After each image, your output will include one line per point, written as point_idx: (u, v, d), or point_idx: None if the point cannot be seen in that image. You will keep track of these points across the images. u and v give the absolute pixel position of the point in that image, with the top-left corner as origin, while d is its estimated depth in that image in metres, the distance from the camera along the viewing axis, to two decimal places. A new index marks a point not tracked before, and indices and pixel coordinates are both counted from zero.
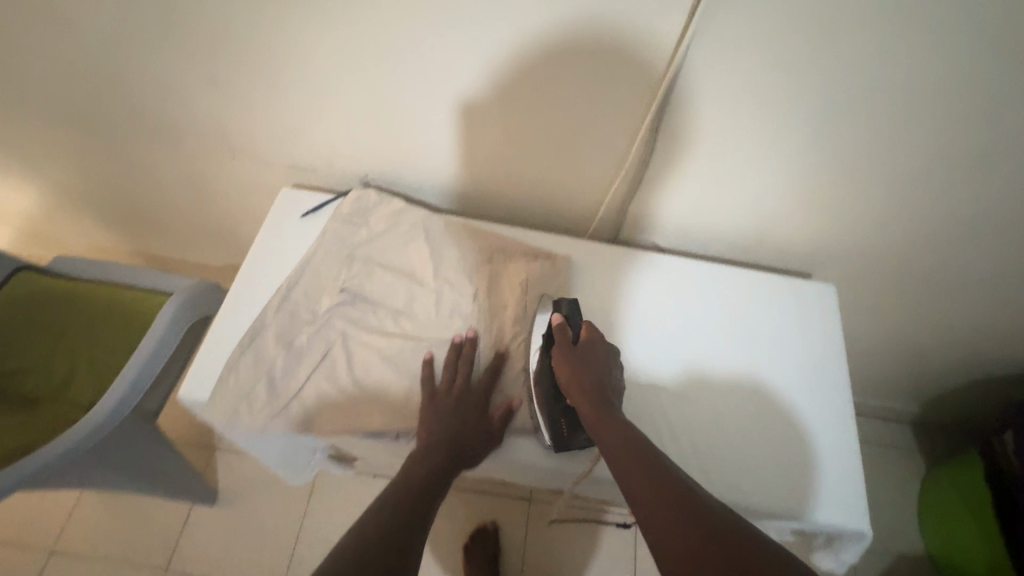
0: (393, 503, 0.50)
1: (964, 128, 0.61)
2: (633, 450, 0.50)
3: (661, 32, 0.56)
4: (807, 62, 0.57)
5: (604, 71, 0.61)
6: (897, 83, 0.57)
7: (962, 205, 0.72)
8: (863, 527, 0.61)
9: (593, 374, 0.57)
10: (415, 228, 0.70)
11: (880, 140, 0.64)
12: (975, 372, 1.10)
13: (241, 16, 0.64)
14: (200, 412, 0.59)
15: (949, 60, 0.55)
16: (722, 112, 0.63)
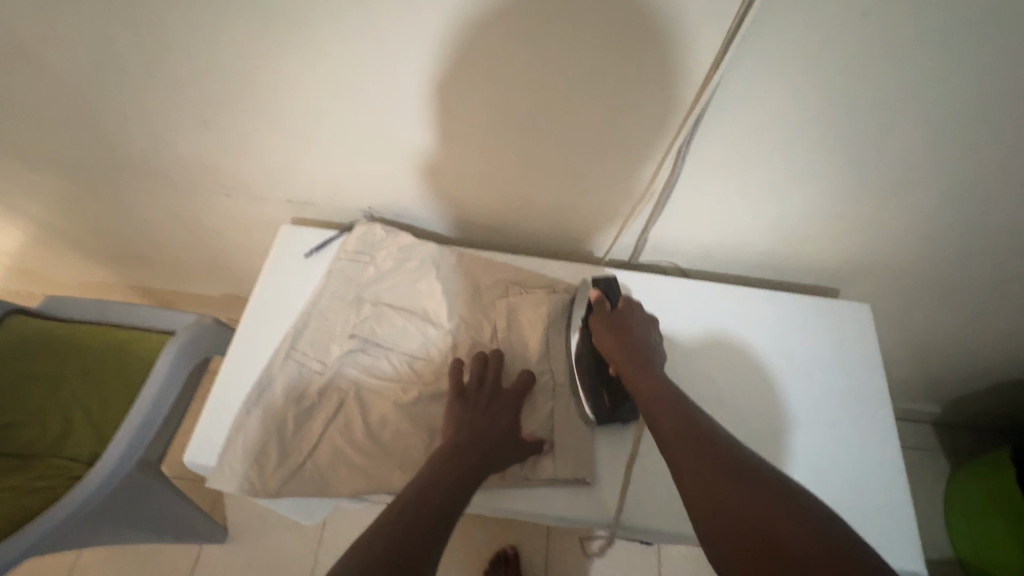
0: (421, 493, 0.48)
1: (1009, 146, 0.58)
2: (666, 399, 0.51)
3: (688, 55, 0.52)
4: (846, 80, 0.53)
5: (626, 95, 0.58)
6: (945, 100, 0.53)
7: (999, 220, 0.68)
8: (919, 569, 0.57)
9: (633, 338, 0.58)
10: (426, 264, 0.66)
11: (920, 157, 0.60)
12: (1000, 376, 1.08)
13: (234, 52, 0.60)
14: (206, 479, 0.55)
15: (1001, 78, 0.51)
16: (752, 132, 0.59)
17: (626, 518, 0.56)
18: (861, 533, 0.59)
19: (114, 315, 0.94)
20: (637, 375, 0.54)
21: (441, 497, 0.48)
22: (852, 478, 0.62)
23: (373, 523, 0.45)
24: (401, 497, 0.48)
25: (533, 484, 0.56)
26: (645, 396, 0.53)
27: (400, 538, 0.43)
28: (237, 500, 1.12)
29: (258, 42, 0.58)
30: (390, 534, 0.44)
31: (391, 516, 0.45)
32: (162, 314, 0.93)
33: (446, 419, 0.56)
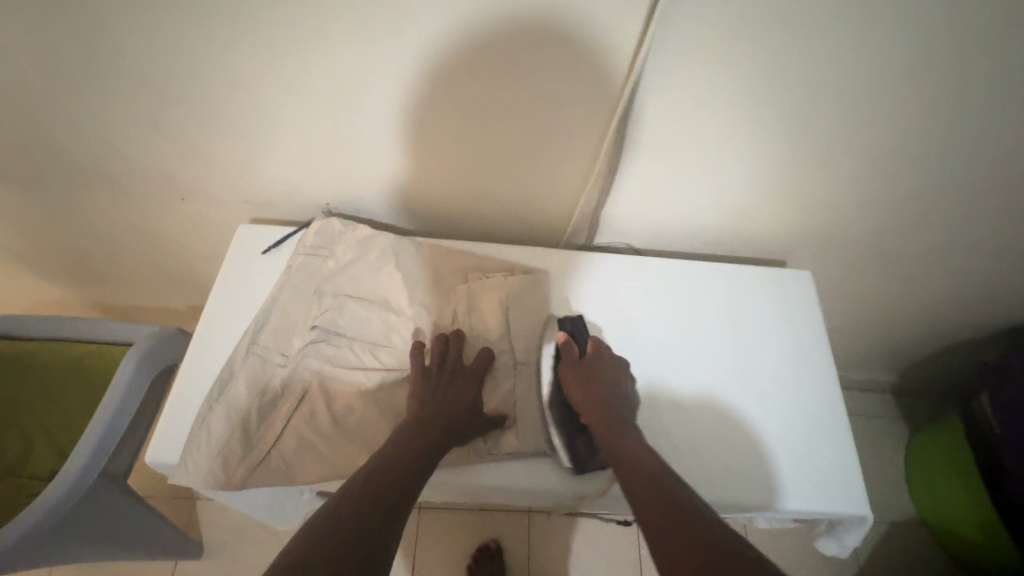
0: (386, 469, 0.50)
1: (920, 113, 0.62)
2: (642, 464, 0.51)
3: (617, 39, 0.55)
4: (768, 54, 0.56)
5: (566, 80, 0.60)
6: (858, 67, 0.57)
7: (923, 184, 0.73)
8: (864, 512, 0.60)
9: (602, 386, 0.59)
10: (384, 255, 0.67)
11: (844, 125, 0.64)
12: (946, 340, 1.14)
13: (175, 50, 0.59)
14: (170, 477, 0.55)
15: (904, 48, 0.55)
16: (687, 109, 0.62)
17: (588, 488, 0.58)
18: (811, 484, 0.61)
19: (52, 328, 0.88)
20: (608, 433, 0.55)
21: (405, 473, 0.50)
22: (799, 433, 0.65)
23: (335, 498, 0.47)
24: (364, 470, 0.50)
25: (498, 460, 0.58)
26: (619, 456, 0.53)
27: (363, 517, 0.45)
28: (211, 512, 1.10)
29: (202, 42, 0.58)
30: (354, 508, 0.45)
31: (355, 492, 0.47)
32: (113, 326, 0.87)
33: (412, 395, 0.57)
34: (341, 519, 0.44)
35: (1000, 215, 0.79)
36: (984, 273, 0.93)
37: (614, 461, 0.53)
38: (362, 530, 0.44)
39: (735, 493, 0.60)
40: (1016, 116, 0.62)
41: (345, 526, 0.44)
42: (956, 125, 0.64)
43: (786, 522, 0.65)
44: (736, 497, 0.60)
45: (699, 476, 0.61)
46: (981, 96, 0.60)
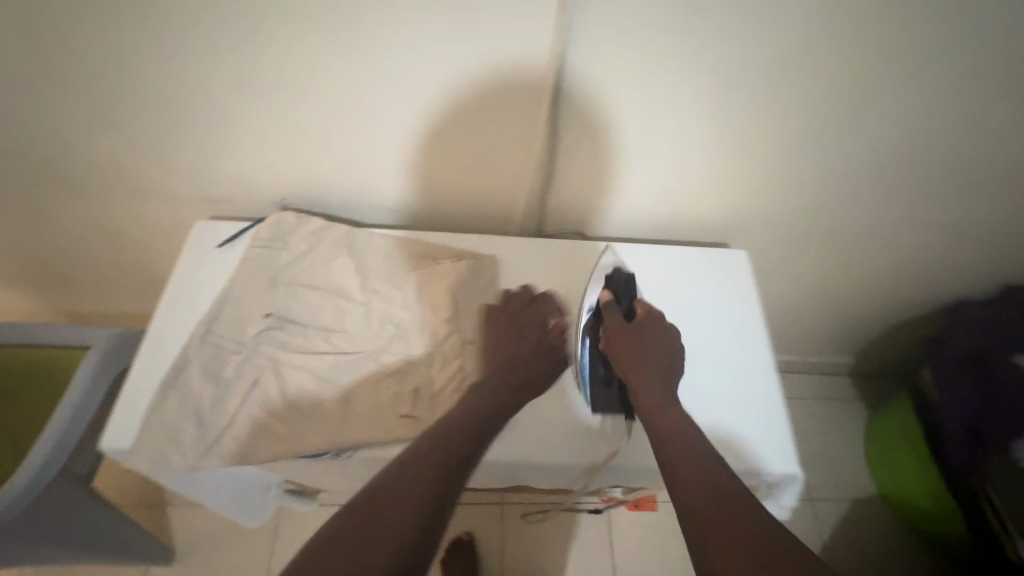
0: (428, 458, 0.51)
1: (821, 87, 0.68)
2: (683, 454, 0.53)
3: (538, 25, 0.60)
4: (676, 36, 0.61)
5: (497, 66, 0.64)
6: (759, 44, 0.63)
7: (840, 157, 0.79)
8: (795, 472, 0.63)
9: (649, 341, 0.64)
10: (338, 245, 0.70)
11: (757, 101, 0.70)
12: (891, 318, 1.19)
13: (122, 47, 0.62)
14: (121, 464, 0.56)
15: (794, 26, 0.61)
16: (612, 90, 0.67)
17: (531, 458, 0.61)
18: (748, 447, 0.64)
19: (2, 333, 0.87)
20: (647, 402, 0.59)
21: (449, 463, 0.51)
22: (737, 400, 0.68)
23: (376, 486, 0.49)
24: (408, 456, 0.51)
25: None
26: (664, 442, 0.55)
27: (408, 512, 0.46)
28: (181, 519, 1.10)
29: (149, 39, 0.61)
30: (398, 499, 0.47)
31: (400, 481, 0.49)
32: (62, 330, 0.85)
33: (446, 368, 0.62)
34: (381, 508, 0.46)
35: (917, 185, 0.85)
36: (913, 247, 0.99)
37: (660, 445, 0.55)
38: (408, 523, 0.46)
39: None
40: (909, 84, 0.69)
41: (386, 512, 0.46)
42: (858, 95, 0.70)
43: None
44: None
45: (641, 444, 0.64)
46: (873, 65, 0.66)
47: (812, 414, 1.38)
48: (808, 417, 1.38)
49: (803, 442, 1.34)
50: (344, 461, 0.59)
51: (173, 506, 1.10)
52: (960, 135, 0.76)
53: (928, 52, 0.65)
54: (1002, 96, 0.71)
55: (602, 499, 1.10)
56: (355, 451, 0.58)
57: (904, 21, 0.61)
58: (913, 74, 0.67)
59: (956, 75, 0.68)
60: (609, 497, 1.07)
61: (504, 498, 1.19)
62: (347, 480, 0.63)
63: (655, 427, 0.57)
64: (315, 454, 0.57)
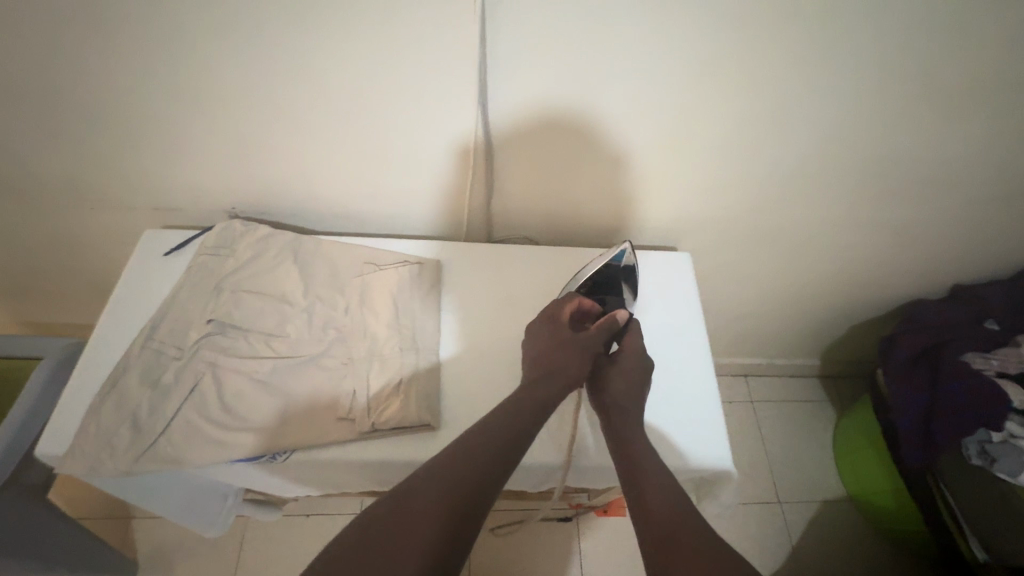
0: (450, 468, 0.50)
1: (745, 94, 0.70)
2: (657, 475, 0.53)
3: (457, 35, 0.61)
4: (593, 45, 0.63)
5: (424, 76, 0.66)
6: (679, 54, 0.65)
7: (775, 160, 0.81)
8: (728, 467, 0.65)
9: (633, 374, 0.63)
10: (284, 252, 0.71)
11: (684, 107, 0.72)
12: (849, 318, 1.21)
13: (58, 63, 0.64)
14: (56, 469, 0.56)
15: (709, 38, 0.63)
16: (541, 99, 0.69)
17: None
18: (685, 444, 0.66)
19: None
20: (618, 420, 0.59)
21: (471, 473, 0.50)
22: (677, 399, 0.69)
23: (394, 493, 0.48)
24: (428, 466, 0.51)
25: (382, 434, 0.60)
26: (635, 460, 0.55)
27: (415, 526, 0.45)
28: (147, 530, 1.10)
29: (81, 53, 0.63)
30: (406, 518, 0.46)
31: (411, 500, 0.47)
32: (20, 340, 0.86)
33: (390, 372, 0.64)
34: (383, 519, 0.46)
35: (855, 187, 0.87)
36: (859, 247, 1.01)
37: (626, 465, 0.55)
38: (430, 531, 0.45)
39: None
40: (829, 90, 0.71)
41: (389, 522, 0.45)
42: (781, 102, 0.72)
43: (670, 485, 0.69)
44: None
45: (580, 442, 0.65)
46: (792, 73, 0.68)
47: (782, 416, 1.39)
48: (778, 419, 1.39)
49: (772, 444, 1.35)
50: (281, 464, 0.59)
51: (137, 516, 1.10)
52: (888, 138, 0.79)
53: (843, 60, 0.67)
54: (922, 101, 0.73)
55: (570, 505, 1.10)
56: (290, 453, 0.58)
57: (816, 30, 0.63)
58: (834, 81, 0.69)
59: (875, 79, 0.70)
60: (576, 503, 1.07)
61: None
62: (288, 482, 0.63)
63: (622, 444, 0.57)
64: (251, 456, 0.58)
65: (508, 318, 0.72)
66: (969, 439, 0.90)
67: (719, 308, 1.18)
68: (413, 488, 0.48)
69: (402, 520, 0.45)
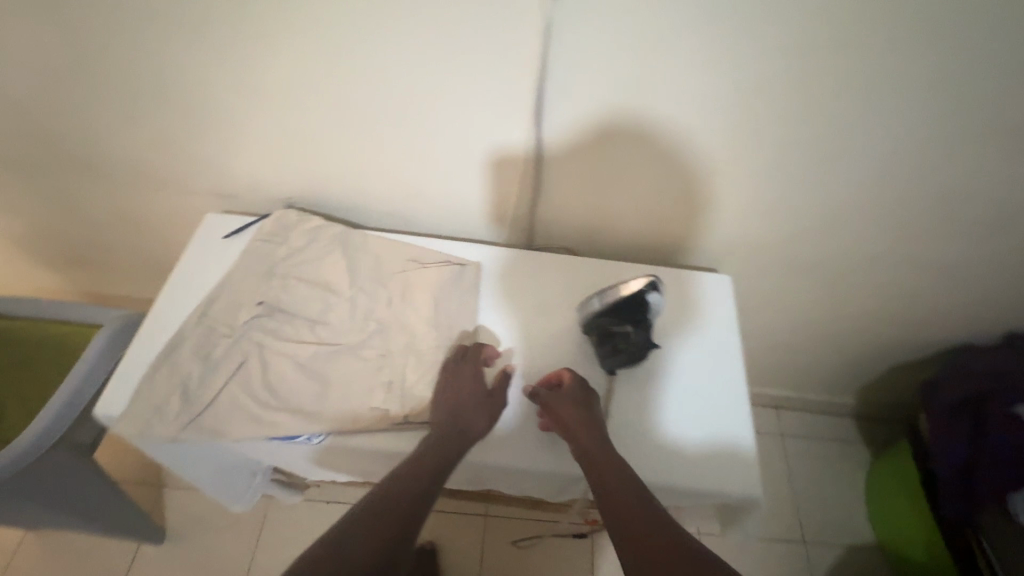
0: (398, 493, 0.53)
1: (801, 118, 0.70)
2: (625, 500, 0.53)
3: (522, 47, 0.63)
4: (651, 61, 0.64)
5: (480, 83, 0.68)
6: (737, 75, 0.65)
7: (828, 189, 0.80)
8: (757, 496, 0.63)
9: (571, 411, 0.61)
10: (333, 244, 0.74)
11: (735, 131, 0.72)
12: (893, 357, 1.17)
13: (147, 50, 0.69)
14: (110, 427, 0.60)
15: (769, 61, 0.63)
16: (596, 110, 0.70)
17: (490, 457, 0.61)
18: (715, 468, 0.65)
19: (31, 309, 0.94)
20: (583, 441, 0.58)
21: (417, 490, 0.53)
22: (709, 424, 0.68)
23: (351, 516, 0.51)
24: (378, 489, 0.53)
25: (415, 427, 0.62)
26: (600, 475, 0.55)
27: (387, 523, 0.51)
28: (177, 501, 1.14)
29: (169, 42, 0.68)
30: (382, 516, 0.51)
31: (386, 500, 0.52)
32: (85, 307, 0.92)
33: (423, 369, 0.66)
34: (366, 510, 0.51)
35: (910, 223, 0.85)
36: (912, 285, 0.98)
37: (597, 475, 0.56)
38: (391, 535, 0.50)
39: (648, 475, 0.63)
40: (888, 120, 0.69)
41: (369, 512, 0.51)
42: (838, 130, 0.71)
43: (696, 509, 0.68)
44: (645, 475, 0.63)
45: None
46: (851, 101, 0.67)
47: (814, 453, 1.34)
48: (808, 456, 1.34)
49: (800, 481, 1.31)
50: (315, 447, 0.61)
51: (169, 486, 1.15)
52: (950, 174, 0.76)
53: (908, 92, 0.65)
54: (990, 139, 0.70)
55: (587, 521, 1.09)
56: (325, 438, 0.60)
57: (879, 61, 0.62)
58: (892, 114, 0.68)
59: (941, 113, 0.68)
60: (592, 519, 1.06)
61: (489, 511, 1.19)
62: (317, 465, 0.65)
63: (591, 456, 0.57)
64: (287, 435, 0.60)
65: (542, 326, 0.73)
66: (1015, 495, 0.86)
67: (754, 336, 1.16)
68: (371, 509, 0.51)
69: (366, 533, 0.49)
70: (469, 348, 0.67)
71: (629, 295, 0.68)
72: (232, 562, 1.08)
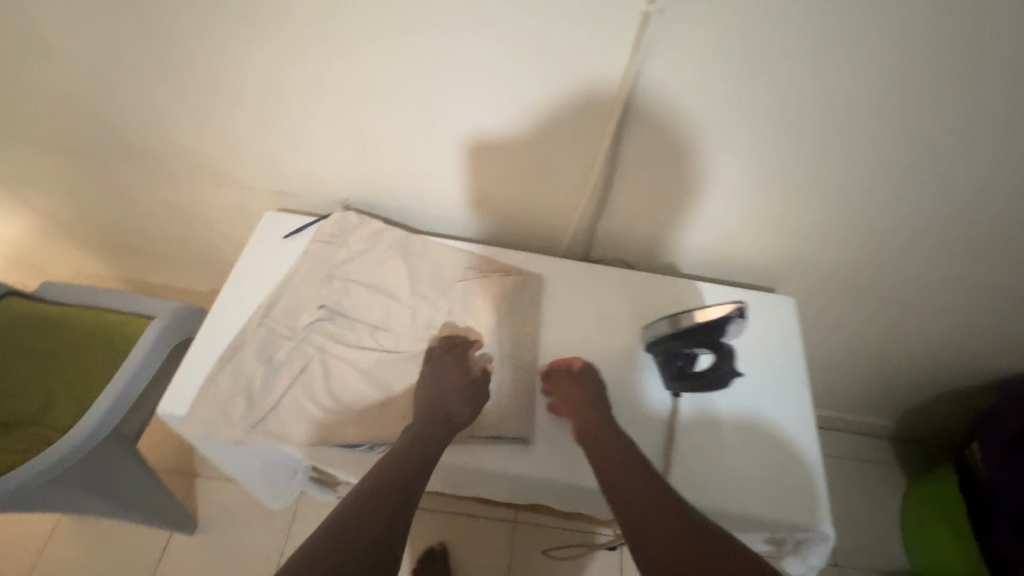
0: (393, 469, 0.53)
1: (889, 147, 0.67)
2: (630, 481, 0.52)
3: (610, 62, 0.61)
4: (740, 82, 0.61)
5: (559, 94, 0.66)
6: (833, 98, 0.62)
7: (903, 217, 0.77)
8: (827, 532, 0.61)
9: (572, 392, 0.62)
10: (393, 248, 0.74)
11: (818, 155, 0.69)
12: (940, 384, 1.14)
13: (222, 48, 0.68)
14: (176, 427, 0.60)
15: (867, 88, 0.60)
16: (674, 124, 0.67)
17: (554, 474, 0.60)
18: (781, 498, 0.63)
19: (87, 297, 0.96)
20: (586, 424, 0.59)
21: (412, 466, 0.53)
22: (778, 454, 0.66)
23: (348, 501, 0.50)
24: (376, 467, 0.53)
25: (479, 440, 0.61)
26: (605, 467, 0.55)
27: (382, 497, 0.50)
28: (209, 491, 1.15)
29: (244, 40, 0.67)
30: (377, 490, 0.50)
31: (382, 476, 0.52)
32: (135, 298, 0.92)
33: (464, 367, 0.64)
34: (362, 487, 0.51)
35: (983, 254, 0.81)
36: (974, 317, 0.95)
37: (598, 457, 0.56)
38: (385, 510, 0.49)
39: (714, 503, 0.62)
40: (985, 149, 0.65)
41: (367, 489, 0.51)
42: (926, 160, 0.68)
43: (754, 539, 0.66)
44: (711, 505, 0.61)
45: (681, 484, 0.62)
46: (951, 130, 0.64)
47: (847, 475, 1.32)
48: (842, 478, 1.31)
49: (833, 503, 1.28)
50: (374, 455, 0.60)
51: (203, 476, 1.16)
52: None
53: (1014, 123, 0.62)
54: None
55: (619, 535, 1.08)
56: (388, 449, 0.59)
57: (988, 89, 0.59)
58: (987, 147, 0.65)
59: None
60: None
61: (518, 518, 1.18)
62: None
63: (594, 439, 0.57)
64: (350, 444, 0.59)
65: (603, 342, 0.72)
66: None
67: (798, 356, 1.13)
68: (370, 489, 0.51)
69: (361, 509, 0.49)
70: (456, 339, 0.66)
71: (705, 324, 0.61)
72: (263, 556, 1.09)
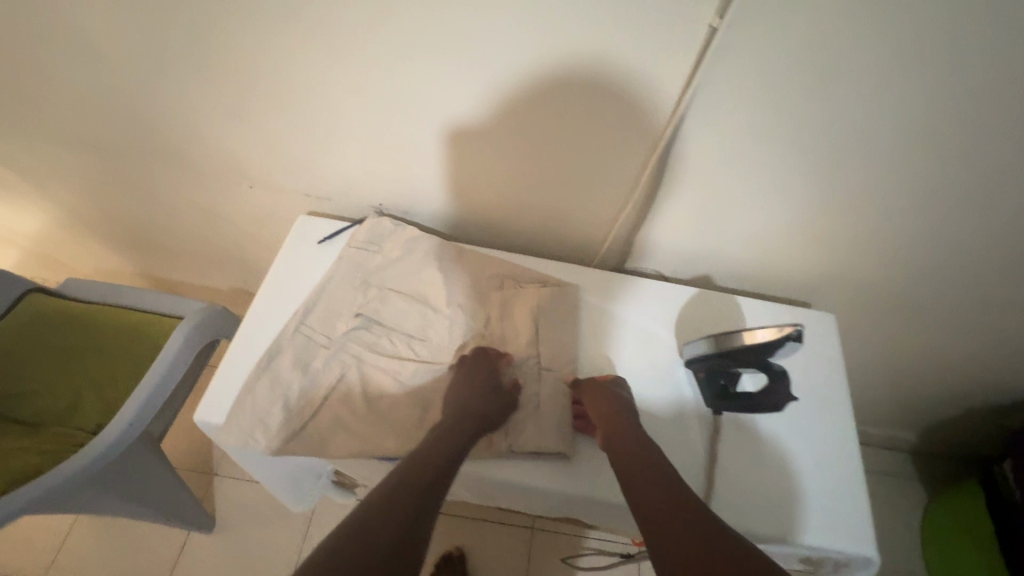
0: (416, 470, 0.52)
1: (960, 177, 0.62)
2: (655, 489, 0.51)
3: (665, 78, 0.58)
4: (802, 107, 0.57)
5: (608, 109, 0.63)
6: (911, 124, 0.57)
7: (958, 247, 0.72)
8: (873, 555, 0.60)
9: (600, 401, 0.62)
10: (428, 257, 0.72)
11: (882, 182, 0.64)
12: (969, 402, 1.12)
13: (256, 54, 0.66)
14: (215, 434, 0.60)
15: (945, 119, 0.55)
16: (728, 148, 0.64)
17: (595, 493, 0.59)
18: (827, 519, 0.61)
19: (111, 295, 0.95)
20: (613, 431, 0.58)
21: (436, 468, 0.52)
22: (821, 475, 0.64)
23: (370, 498, 0.49)
24: (399, 466, 0.53)
25: (520, 455, 0.60)
26: (630, 476, 0.54)
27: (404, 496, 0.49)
28: (229, 488, 1.15)
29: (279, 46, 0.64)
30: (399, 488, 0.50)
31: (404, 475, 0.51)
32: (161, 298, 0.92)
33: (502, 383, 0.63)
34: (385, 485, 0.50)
35: None
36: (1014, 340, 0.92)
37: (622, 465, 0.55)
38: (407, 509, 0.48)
39: (757, 524, 0.61)
40: None
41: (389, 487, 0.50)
42: (994, 195, 0.63)
43: (793, 559, 0.65)
44: (753, 527, 0.60)
45: (722, 505, 0.61)
46: None
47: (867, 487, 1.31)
48: None
49: None
50: None
51: (223, 473, 1.16)
52: None
53: None
54: None
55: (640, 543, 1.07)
56: None
57: None
58: None
59: None
60: None
61: (537, 522, 1.18)
62: None
63: (620, 447, 0.57)
64: (389, 457, 0.58)
65: (640, 355, 0.71)
66: None
67: None
68: (394, 488, 0.50)
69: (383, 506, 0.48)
70: (488, 348, 0.66)
71: (756, 346, 0.58)
72: (282, 555, 1.09)
